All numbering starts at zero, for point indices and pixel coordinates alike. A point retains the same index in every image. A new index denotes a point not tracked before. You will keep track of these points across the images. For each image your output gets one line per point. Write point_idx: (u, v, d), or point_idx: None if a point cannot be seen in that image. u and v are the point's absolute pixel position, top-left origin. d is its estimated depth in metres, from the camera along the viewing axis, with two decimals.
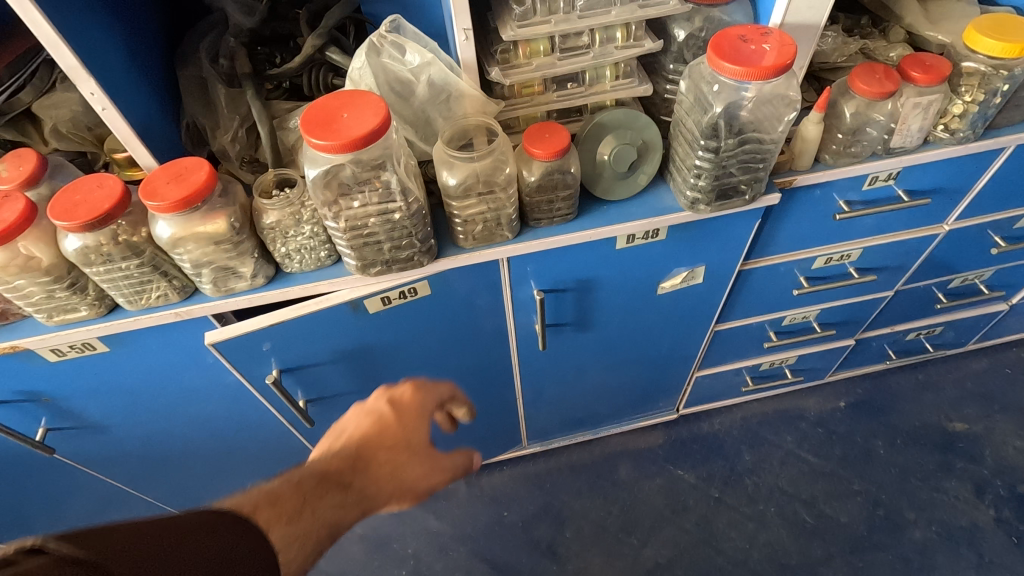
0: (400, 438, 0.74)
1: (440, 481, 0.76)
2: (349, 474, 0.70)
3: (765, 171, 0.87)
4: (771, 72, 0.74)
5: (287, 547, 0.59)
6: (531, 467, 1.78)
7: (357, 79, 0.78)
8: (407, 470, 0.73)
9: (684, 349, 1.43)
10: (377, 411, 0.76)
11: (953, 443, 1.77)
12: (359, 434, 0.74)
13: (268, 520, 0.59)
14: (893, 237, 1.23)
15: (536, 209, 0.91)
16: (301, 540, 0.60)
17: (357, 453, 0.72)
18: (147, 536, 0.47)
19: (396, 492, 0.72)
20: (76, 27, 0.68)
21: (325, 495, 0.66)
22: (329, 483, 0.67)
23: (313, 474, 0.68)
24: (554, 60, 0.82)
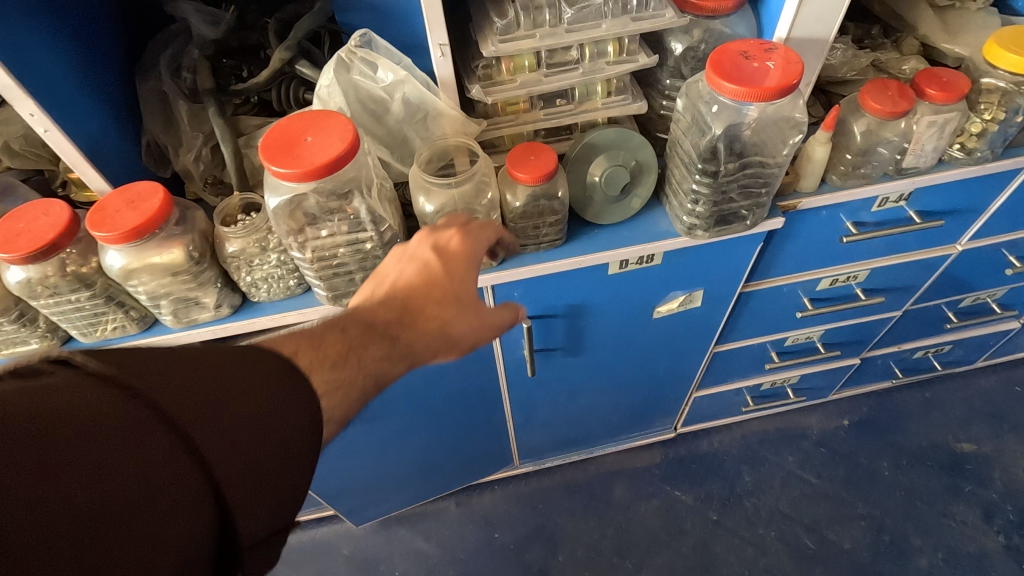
0: (449, 292, 0.69)
1: (485, 337, 0.74)
2: (394, 326, 0.64)
3: (768, 196, 0.81)
4: (774, 93, 0.67)
5: (328, 389, 0.55)
6: (523, 486, 1.73)
7: (326, 98, 0.72)
8: (454, 324, 0.69)
9: (681, 371, 1.37)
10: (419, 261, 0.70)
11: (961, 464, 1.70)
12: (405, 282, 0.68)
13: (306, 363, 0.54)
14: (903, 258, 1.16)
15: (521, 235, 0.85)
16: (346, 392, 0.56)
17: (403, 303, 0.66)
18: (176, 360, 0.43)
19: (442, 345, 0.68)
20: (15, 40, 0.62)
21: (366, 346, 0.61)
22: (371, 334, 0.62)
23: (352, 321, 0.62)
24: (540, 76, 0.76)
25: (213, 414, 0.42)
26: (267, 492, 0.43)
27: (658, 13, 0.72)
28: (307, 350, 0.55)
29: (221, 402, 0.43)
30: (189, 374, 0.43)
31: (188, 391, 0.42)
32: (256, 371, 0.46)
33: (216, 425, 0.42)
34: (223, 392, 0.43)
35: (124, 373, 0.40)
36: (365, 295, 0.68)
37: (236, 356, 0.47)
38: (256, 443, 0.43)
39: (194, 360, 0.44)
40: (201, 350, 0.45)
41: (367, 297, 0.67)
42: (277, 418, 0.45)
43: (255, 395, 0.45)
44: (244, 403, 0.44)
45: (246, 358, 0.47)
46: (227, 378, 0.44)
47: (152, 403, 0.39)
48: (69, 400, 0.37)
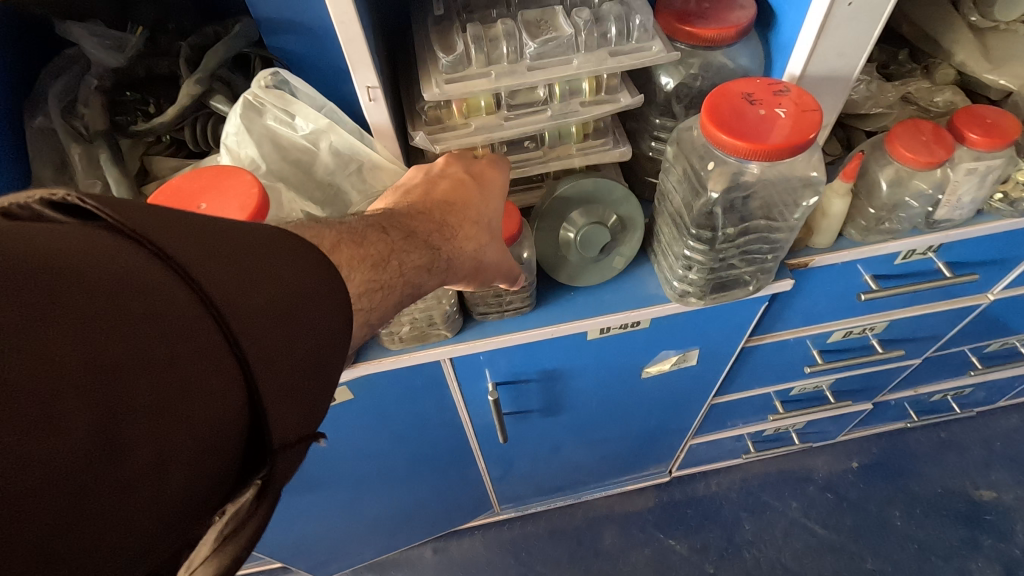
0: (484, 215, 0.59)
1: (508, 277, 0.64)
2: (435, 235, 0.54)
3: (775, 263, 0.68)
4: (782, 152, 0.54)
5: (366, 294, 0.46)
6: (505, 532, 1.60)
7: (236, 148, 0.59)
8: (491, 248, 0.59)
9: (676, 422, 1.23)
10: (459, 174, 0.60)
11: (980, 515, 1.57)
12: (439, 195, 0.57)
13: (345, 261, 0.45)
14: (926, 309, 1.02)
15: (479, 301, 0.72)
16: (382, 302, 0.47)
17: (439, 214, 0.55)
18: (200, 225, 0.35)
19: (475, 271, 0.58)
20: None
21: (409, 251, 0.50)
22: (416, 239, 0.51)
23: (391, 222, 0.51)
24: (500, 119, 0.63)
25: (248, 283, 0.34)
26: (302, 388, 0.36)
27: (642, 45, 0.59)
28: (347, 245, 0.46)
29: (255, 276, 0.34)
30: (219, 243, 0.34)
31: (218, 256, 0.33)
32: (294, 251, 0.38)
33: (252, 299, 0.33)
34: (258, 266, 0.35)
35: (144, 226, 0.32)
36: (392, 202, 0.56)
37: (269, 231, 0.38)
38: (295, 329, 0.35)
39: (221, 229, 0.35)
40: (230, 222, 0.37)
41: (401, 201, 0.56)
42: (315, 308, 0.37)
43: (292, 276, 0.36)
44: (273, 290, 0.35)
45: (283, 236, 0.39)
46: (261, 253, 0.36)
47: (176, 266, 0.31)
48: (77, 247, 0.29)
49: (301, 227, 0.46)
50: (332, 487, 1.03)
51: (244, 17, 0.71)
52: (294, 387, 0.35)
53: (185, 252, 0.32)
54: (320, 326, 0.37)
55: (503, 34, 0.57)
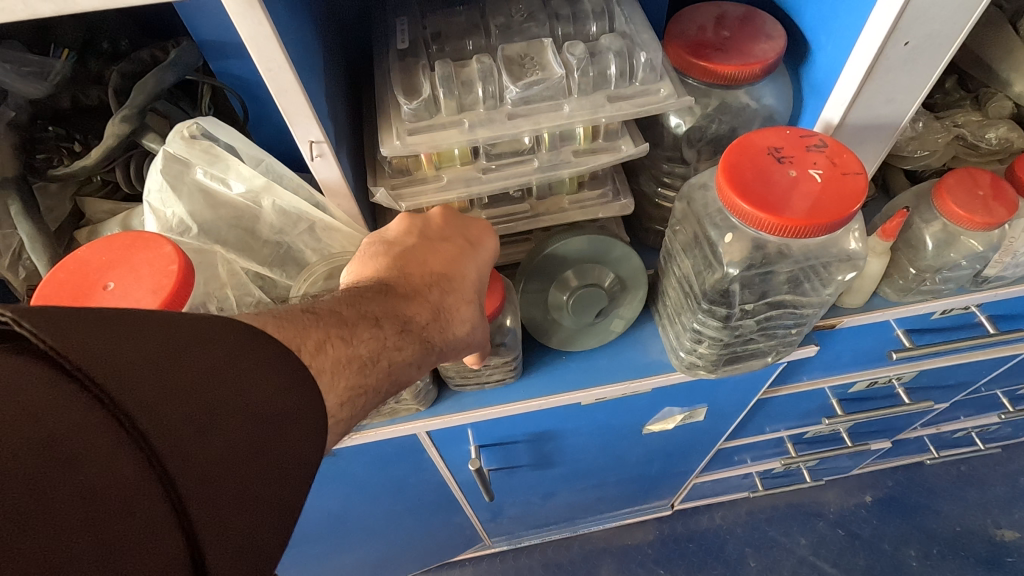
0: (476, 284, 0.49)
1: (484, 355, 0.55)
2: (431, 326, 0.44)
3: (801, 338, 0.58)
4: (810, 230, 0.44)
5: (349, 404, 0.37)
6: (497, 565, 1.53)
7: (160, 208, 0.49)
8: (480, 331, 0.49)
9: (679, 466, 1.14)
10: (458, 240, 0.50)
11: (1001, 557, 1.47)
12: (440, 269, 0.47)
13: (328, 365, 0.36)
14: (961, 359, 0.92)
15: (454, 372, 0.62)
16: (360, 411, 0.38)
17: (437, 296, 0.46)
18: (147, 337, 0.26)
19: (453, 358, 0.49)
20: None
21: (401, 348, 0.42)
22: (410, 336, 0.42)
23: (383, 310, 0.42)
24: (477, 172, 0.53)
25: (209, 424, 0.26)
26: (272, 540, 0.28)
27: (648, 89, 0.49)
28: (335, 343, 0.37)
29: (216, 410, 0.27)
30: (173, 360, 0.26)
31: (171, 390, 0.25)
32: (269, 364, 0.30)
33: (211, 444, 0.26)
34: (223, 392, 0.27)
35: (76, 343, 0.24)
36: (378, 269, 0.46)
37: (241, 332, 0.30)
38: (263, 472, 0.27)
39: (180, 340, 0.27)
40: (190, 322, 0.29)
41: (396, 264, 0.46)
42: (290, 437, 0.29)
43: (263, 396, 0.29)
44: (246, 421, 0.27)
45: (259, 338, 0.31)
46: (226, 372, 0.28)
47: (118, 409, 0.23)
48: None
49: (282, 314, 0.36)
50: (302, 542, 0.95)
51: (188, 39, 0.61)
52: (263, 540, 0.27)
53: (131, 390, 0.24)
54: (297, 458, 0.30)
55: (478, 75, 0.47)
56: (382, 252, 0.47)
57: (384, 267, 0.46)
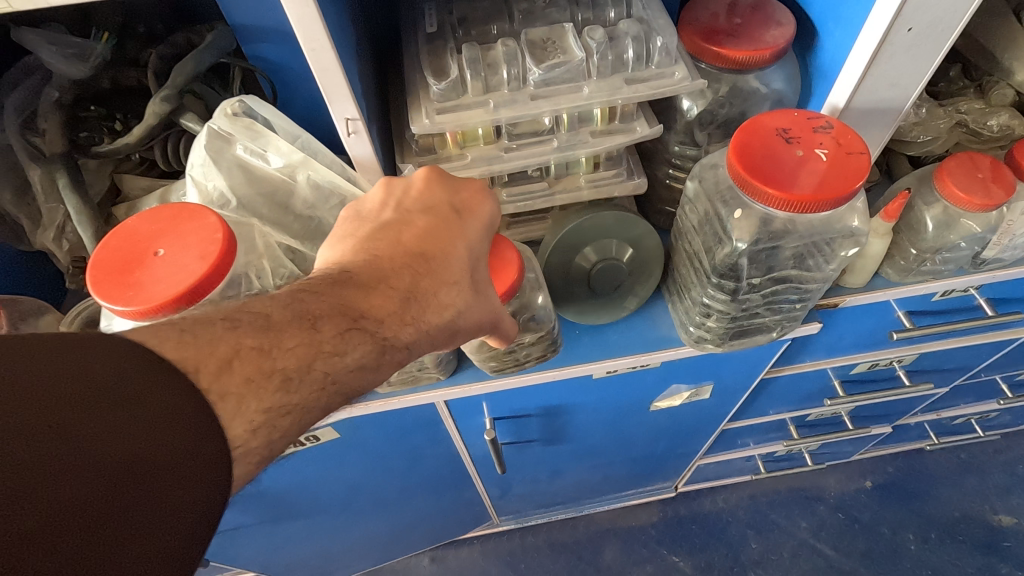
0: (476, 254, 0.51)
1: (507, 330, 0.55)
2: (394, 319, 0.44)
3: (805, 311, 0.61)
4: (813, 205, 0.47)
5: (262, 431, 0.37)
6: (504, 543, 1.57)
7: (203, 180, 0.53)
8: (479, 310, 0.50)
9: (684, 446, 1.18)
10: (442, 209, 0.50)
11: (997, 541, 1.51)
12: (416, 245, 0.48)
13: (235, 388, 0.35)
14: (960, 342, 0.95)
15: (492, 359, 0.67)
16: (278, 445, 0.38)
17: (408, 280, 0.46)
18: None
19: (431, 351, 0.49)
20: None
21: (347, 352, 0.41)
22: (357, 347, 0.42)
23: (336, 314, 0.41)
24: (499, 151, 0.56)
25: (61, 480, 0.26)
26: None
27: (664, 71, 0.52)
28: (246, 357, 0.36)
29: (71, 461, 0.26)
30: (24, 411, 0.26)
31: (20, 446, 0.25)
32: (149, 397, 0.30)
33: (65, 499, 0.25)
34: (80, 441, 0.27)
35: None
36: (345, 254, 0.47)
37: (118, 362, 0.30)
38: (135, 515, 0.28)
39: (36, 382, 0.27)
40: (52, 352, 0.28)
41: (360, 249, 0.47)
42: (173, 471, 0.29)
43: (138, 435, 0.29)
44: (110, 470, 0.27)
45: (137, 364, 0.30)
46: (87, 415, 0.27)
47: None
48: None
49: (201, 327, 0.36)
50: (321, 513, 0.99)
51: (223, 24, 0.64)
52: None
53: None
54: (188, 489, 0.30)
55: (503, 58, 0.50)
56: (350, 235, 0.48)
57: (350, 256, 0.46)
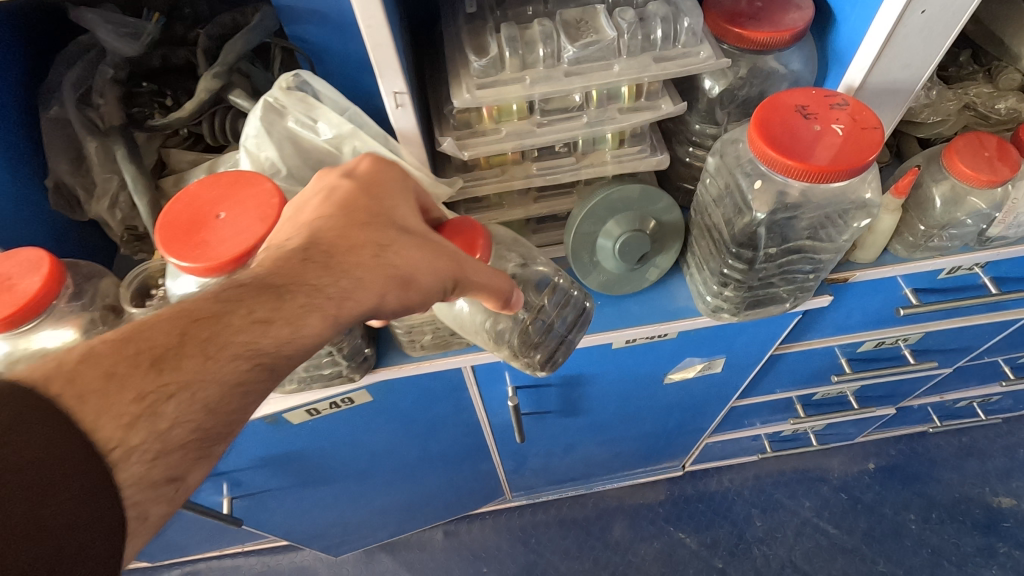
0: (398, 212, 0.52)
1: (480, 278, 0.53)
2: (292, 271, 0.45)
3: (817, 282, 0.65)
4: (829, 175, 0.50)
5: (146, 423, 0.37)
6: (515, 519, 1.62)
7: (255, 151, 0.56)
8: (415, 252, 0.50)
9: (694, 423, 1.21)
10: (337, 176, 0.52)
11: (997, 522, 1.54)
12: (317, 214, 0.49)
13: (107, 387, 0.36)
14: (964, 321, 0.98)
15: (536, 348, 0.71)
16: (174, 436, 0.38)
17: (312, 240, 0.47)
18: None
19: (379, 303, 0.48)
20: None
21: (235, 308, 0.42)
22: (252, 317, 0.42)
23: (227, 293, 0.42)
24: (532, 125, 0.60)
25: None
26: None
27: (689, 51, 0.55)
28: (106, 354, 0.37)
29: None
30: None
31: None
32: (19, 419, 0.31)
33: None
34: None
35: None
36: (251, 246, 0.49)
37: None
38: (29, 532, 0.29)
39: None
40: None
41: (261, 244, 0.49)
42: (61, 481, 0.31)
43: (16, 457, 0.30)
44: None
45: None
46: None
47: None
48: None
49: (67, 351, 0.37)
50: (346, 480, 1.04)
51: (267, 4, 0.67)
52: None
53: None
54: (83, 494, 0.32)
55: (540, 37, 0.53)
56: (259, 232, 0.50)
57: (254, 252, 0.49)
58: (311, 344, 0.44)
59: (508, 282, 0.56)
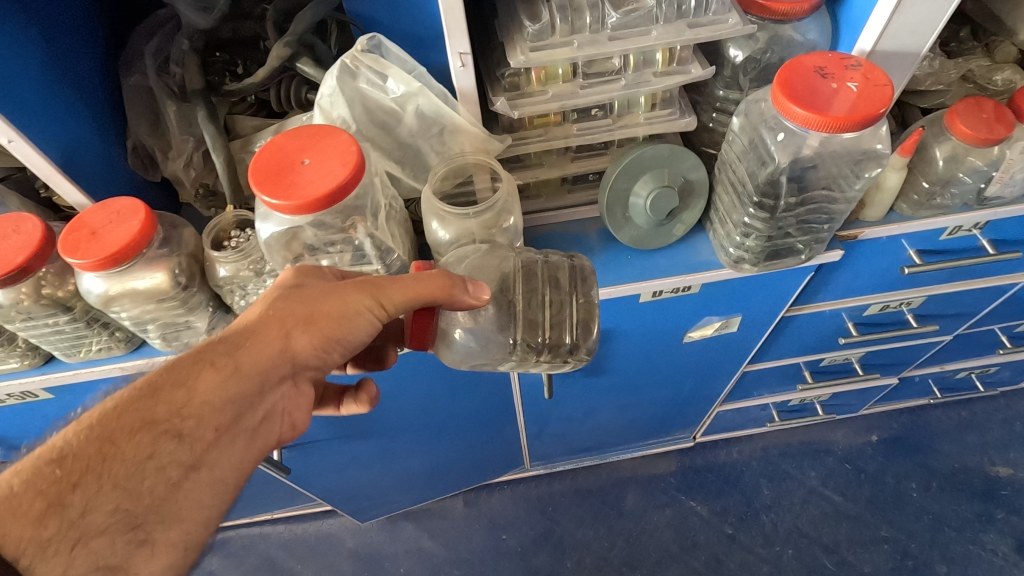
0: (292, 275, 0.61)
1: (396, 290, 0.58)
2: (188, 361, 0.56)
3: (830, 232, 0.71)
4: (848, 125, 0.56)
5: (68, 520, 0.47)
6: (532, 489, 1.68)
7: (329, 109, 0.63)
8: (312, 292, 0.59)
9: (708, 389, 1.28)
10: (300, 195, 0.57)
11: (995, 490, 1.61)
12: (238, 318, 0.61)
13: (33, 500, 0.47)
14: (964, 285, 1.05)
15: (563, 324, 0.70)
16: (93, 521, 0.48)
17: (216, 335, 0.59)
18: None
19: (288, 345, 0.59)
20: None
21: (143, 403, 0.54)
22: (152, 401, 0.54)
23: (131, 397, 0.54)
24: (575, 88, 0.66)
25: None
26: None
27: (719, 18, 0.61)
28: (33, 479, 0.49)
29: None
30: None
31: None
32: None
33: None
34: None
35: None
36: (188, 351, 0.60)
37: None
38: None
39: None
40: None
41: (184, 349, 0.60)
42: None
43: None
44: None
45: None
46: None
47: None
48: None
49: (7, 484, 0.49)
50: (381, 437, 1.10)
51: None
52: None
53: None
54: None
55: (588, 5, 0.60)
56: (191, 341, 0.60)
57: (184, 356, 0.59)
58: (210, 402, 0.55)
59: (438, 280, 0.58)
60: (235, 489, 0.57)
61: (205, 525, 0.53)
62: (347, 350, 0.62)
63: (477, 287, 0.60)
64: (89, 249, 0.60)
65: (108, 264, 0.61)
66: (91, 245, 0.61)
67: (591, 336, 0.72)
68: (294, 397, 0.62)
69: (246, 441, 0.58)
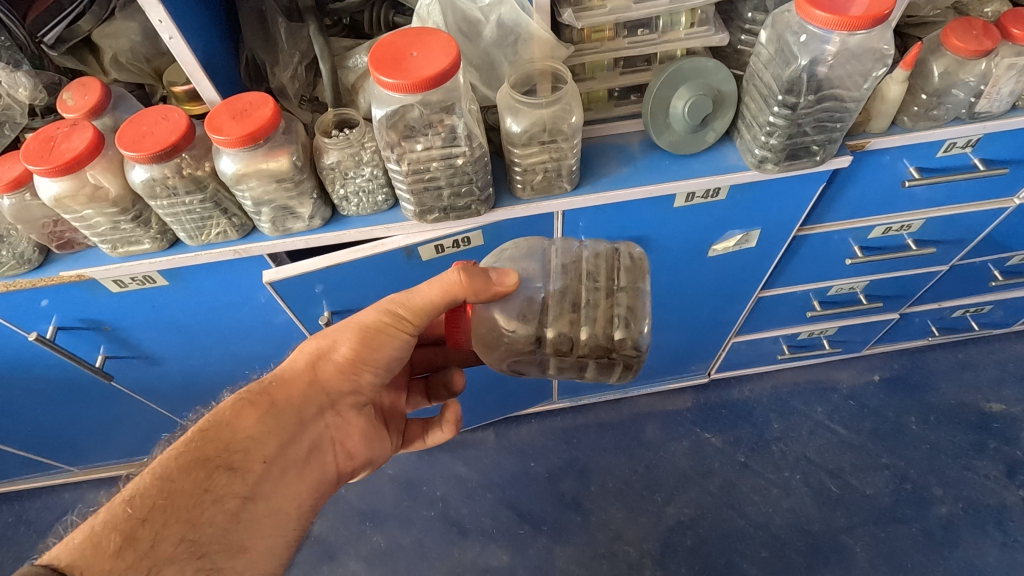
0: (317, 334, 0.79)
1: (417, 309, 0.75)
2: (231, 407, 0.71)
3: (841, 132, 0.84)
4: (863, 23, 0.69)
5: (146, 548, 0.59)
6: (558, 421, 1.82)
7: (426, 17, 0.78)
8: (335, 337, 0.78)
9: (726, 315, 1.41)
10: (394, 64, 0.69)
11: (989, 423, 1.74)
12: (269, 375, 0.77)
13: (113, 534, 0.58)
14: (957, 208, 1.18)
15: (607, 319, 0.80)
16: (163, 550, 0.59)
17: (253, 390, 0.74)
18: None
19: (315, 377, 0.77)
20: None
21: (196, 444, 0.67)
22: (202, 441, 0.68)
23: (185, 443, 0.67)
24: (629, 3, 0.78)
25: None
26: None
27: None
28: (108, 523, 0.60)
29: None
30: None
31: None
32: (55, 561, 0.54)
33: None
34: None
35: None
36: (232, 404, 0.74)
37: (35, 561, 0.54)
38: None
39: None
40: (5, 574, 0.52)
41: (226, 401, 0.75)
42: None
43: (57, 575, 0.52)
44: None
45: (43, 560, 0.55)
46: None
47: None
48: None
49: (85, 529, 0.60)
50: None
51: None
52: None
53: None
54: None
55: None
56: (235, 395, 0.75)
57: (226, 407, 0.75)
58: (255, 435, 0.70)
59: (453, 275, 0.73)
60: (287, 518, 0.70)
61: (262, 552, 0.66)
62: (369, 376, 0.79)
63: (501, 275, 0.75)
64: (232, 128, 0.73)
65: (246, 136, 0.73)
66: (235, 123, 0.74)
67: (638, 330, 0.80)
68: (328, 429, 0.78)
69: (290, 473, 0.72)
